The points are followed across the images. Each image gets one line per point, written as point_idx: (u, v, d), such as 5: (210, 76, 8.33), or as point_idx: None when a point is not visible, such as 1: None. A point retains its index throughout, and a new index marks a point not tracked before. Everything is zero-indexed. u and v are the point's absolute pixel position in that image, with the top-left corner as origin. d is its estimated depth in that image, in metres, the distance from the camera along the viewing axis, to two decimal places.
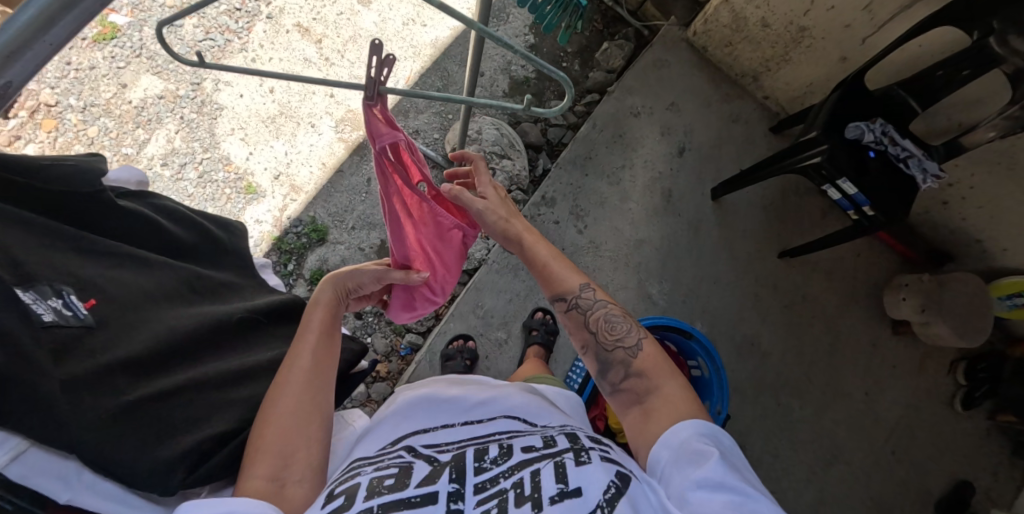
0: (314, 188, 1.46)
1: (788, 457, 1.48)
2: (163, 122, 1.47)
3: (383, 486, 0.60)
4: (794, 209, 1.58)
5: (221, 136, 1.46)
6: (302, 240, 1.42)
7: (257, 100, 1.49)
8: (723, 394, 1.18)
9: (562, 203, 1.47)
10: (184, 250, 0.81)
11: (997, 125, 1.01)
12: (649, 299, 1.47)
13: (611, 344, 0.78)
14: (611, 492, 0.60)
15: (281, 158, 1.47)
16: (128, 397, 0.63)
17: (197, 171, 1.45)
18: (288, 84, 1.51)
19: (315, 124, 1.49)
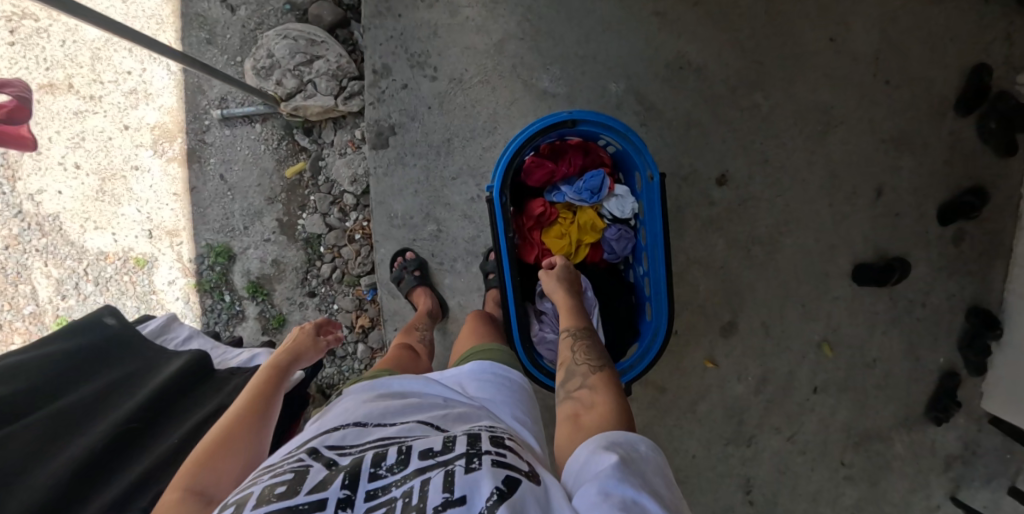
0: (186, 219, 1.34)
1: (779, 157, 1.34)
2: (30, 265, 1.35)
3: (273, 494, 0.54)
4: None
5: (80, 239, 1.34)
6: (217, 269, 1.35)
7: (76, 185, 1.33)
8: (645, 156, 1.04)
9: (397, 63, 1.26)
10: (49, 390, 0.84)
11: None
12: (547, 96, 1.29)
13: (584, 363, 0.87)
14: (494, 500, 0.51)
15: (140, 218, 1.34)
16: None
17: (92, 281, 1.35)
18: (85, 149, 1.33)
19: (139, 164, 1.33)
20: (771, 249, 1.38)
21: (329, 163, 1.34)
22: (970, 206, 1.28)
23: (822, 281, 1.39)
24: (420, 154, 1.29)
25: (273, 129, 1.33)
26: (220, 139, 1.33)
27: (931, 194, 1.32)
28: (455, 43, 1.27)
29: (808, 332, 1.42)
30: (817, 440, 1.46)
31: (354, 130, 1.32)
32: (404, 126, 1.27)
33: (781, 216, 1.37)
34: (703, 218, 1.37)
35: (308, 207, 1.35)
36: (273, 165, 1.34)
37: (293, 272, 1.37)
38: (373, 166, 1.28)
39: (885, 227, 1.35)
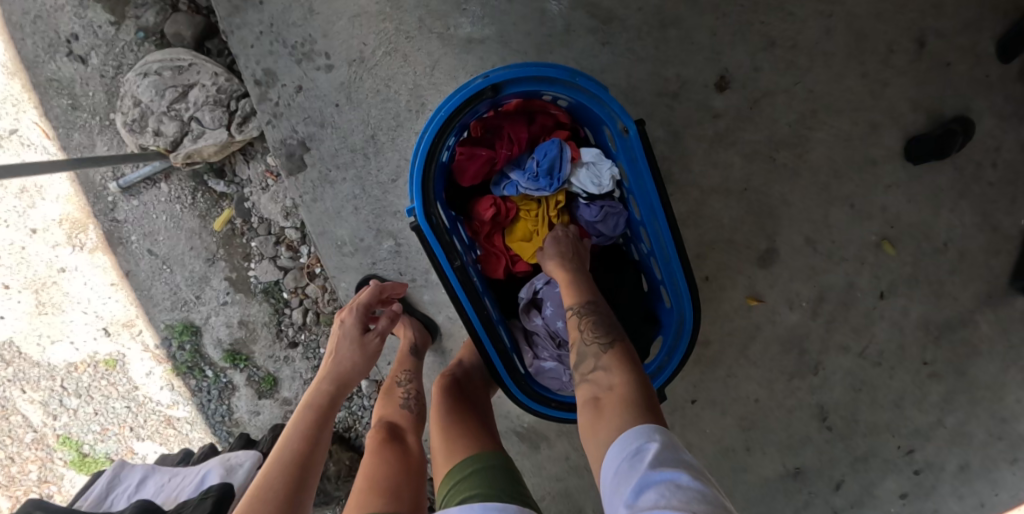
0: (135, 306, 1.20)
1: (784, 31, 1.04)
2: (9, 395, 1.26)
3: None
4: None
5: (43, 356, 1.23)
6: (187, 348, 1.23)
7: (14, 305, 1.20)
8: (610, 104, 0.79)
9: (281, 63, 1.01)
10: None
11: None
12: (476, 46, 1.02)
13: (597, 341, 0.73)
14: None
15: (90, 318, 1.21)
16: None
17: (74, 393, 1.26)
18: (4, 266, 1.18)
19: (63, 265, 1.18)
20: (800, 150, 1.10)
21: (255, 201, 1.14)
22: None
23: (871, 169, 1.12)
24: (346, 164, 1.06)
25: (181, 183, 1.13)
26: (132, 212, 1.15)
27: (984, 25, 1.04)
28: (341, 15, 1.00)
29: (863, 233, 1.16)
30: (892, 347, 1.25)
31: (266, 157, 1.11)
32: (316, 137, 1.04)
33: (804, 106, 1.08)
34: (707, 137, 1.09)
35: (253, 257, 1.18)
36: (196, 223, 1.15)
37: (264, 329, 1.22)
38: (300, 197, 1.07)
39: (935, 82, 1.06)
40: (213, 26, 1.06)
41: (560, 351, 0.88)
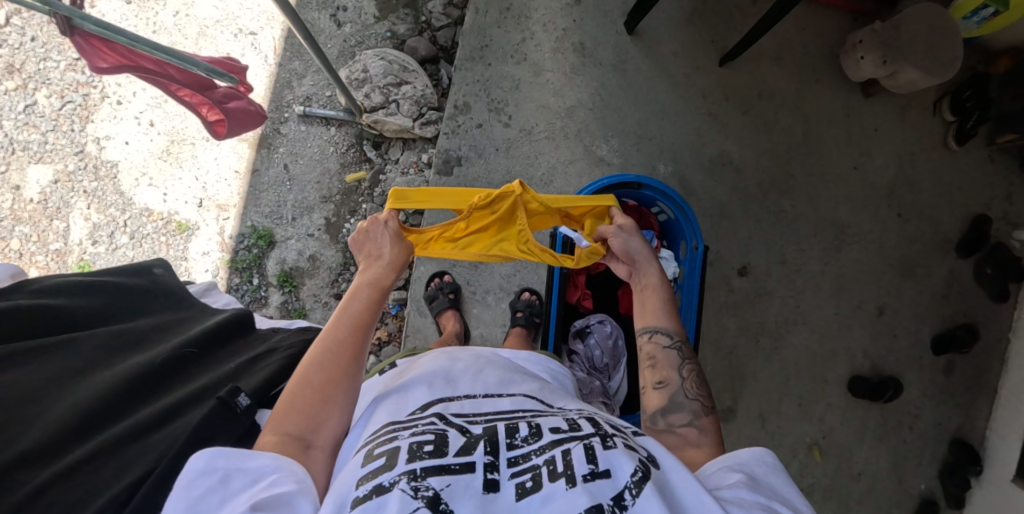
0: (240, 198, 1.39)
1: (795, 258, 1.45)
2: (72, 204, 1.37)
3: (423, 451, 0.61)
4: (720, 8, 1.43)
5: (129, 191, 1.37)
6: (253, 251, 1.39)
7: (144, 141, 1.38)
8: (693, 227, 1.13)
9: (476, 104, 1.38)
10: (99, 312, 0.75)
11: None
12: (603, 162, 1.40)
13: (693, 394, 0.80)
14: (639, 476, 0.61)
15: (196, 186, 1.39)
16: (34, 482, 0.58)
17: (127, 234, 1.37)
18: (165, 110, 1.39)
19: (209, 136, 1.39)
20: (778, 342, 1.46)
21: (389, 178, 1.40)
22: (960, 340, 1.39)
23: (820, 384, 1.45)
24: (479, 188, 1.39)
25: (345, 135, 1.42)
26: (295, 133, 1.41)
27: (923, 320, 1.44)
28: (532, 100, 1.39)
29: (802, 431, 1.45)
30: None
31: (421, 154, 1.42)
32: (469, 160, 1.37)
33: (790, 313, 1.45)
34: (719, 300, 1.44)
35: (358, 214, 1.40)
36: (337, 168, 1.41)
37: (326, 271, 1.38)
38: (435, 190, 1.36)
39: (881, 344, 1.44)
40: (439, 58, 1.45)
41: (589, 370, 1.12)
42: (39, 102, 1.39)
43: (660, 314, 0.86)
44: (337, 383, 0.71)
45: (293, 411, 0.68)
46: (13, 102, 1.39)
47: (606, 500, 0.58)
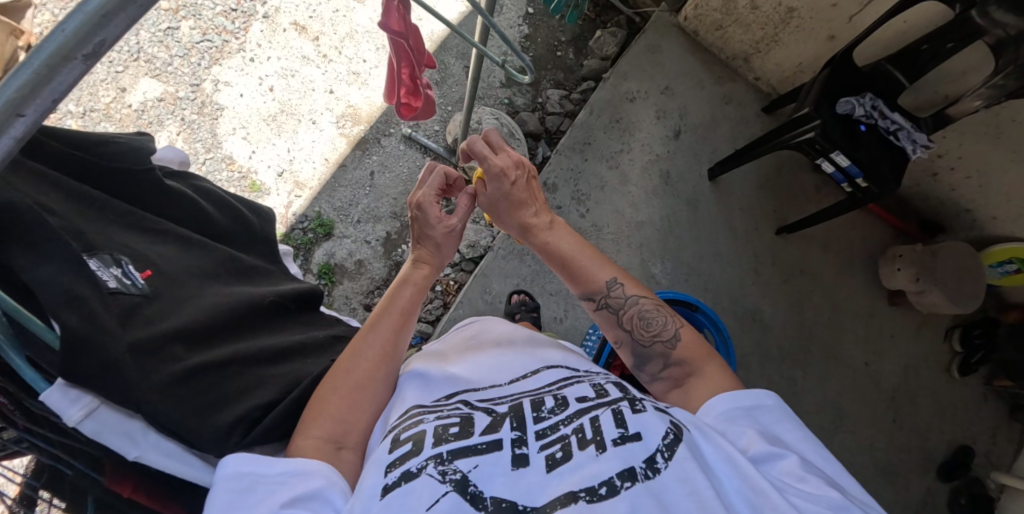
0: (318, 183, 1.61)
1: None
2: (164, 124, 1.62)
3: (449, 434, 0.64)
4: (790, 186, 1.60)
5: (222, 136, 1.62)
6: (309, 235, 1.56)
7: (257, 100, 1.65)
8: (729, 363, 1.23)
9: (564, 188, 1.51)
10: (223, 231, 0.87)
11: (982, 95, 1.19)
12: (653, 279, 1.51)
13: (649, 339, 0.83)
14: (670, 438, 0.62)
15: (285, 156, 1.62)
16: (187, 362, 0.67)
17: (201, 171, 1.59)
18: (287, 83, 1.67)
19: (316, 121, 1.65)
20: None
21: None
22: None
23: None
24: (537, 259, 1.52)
25: None
26: (394, 150, 1.64)
27: None
28: (611, 203, 1.52)
29: None
30: None
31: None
32: None
33: None
34: None
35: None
36: None
37: (368, 280, 1.54)
38: (498, 245, 1.51)
39: None
40: (541, 137, 1.66)
41: None
42: (180, 29, 1.69)
43: (572, 281, 0.87)
44: (364, 391, 0.75)
45: (322, 417, 0.71)
46: (157, 19, 1.68)
47: (638, 462, 0.59)
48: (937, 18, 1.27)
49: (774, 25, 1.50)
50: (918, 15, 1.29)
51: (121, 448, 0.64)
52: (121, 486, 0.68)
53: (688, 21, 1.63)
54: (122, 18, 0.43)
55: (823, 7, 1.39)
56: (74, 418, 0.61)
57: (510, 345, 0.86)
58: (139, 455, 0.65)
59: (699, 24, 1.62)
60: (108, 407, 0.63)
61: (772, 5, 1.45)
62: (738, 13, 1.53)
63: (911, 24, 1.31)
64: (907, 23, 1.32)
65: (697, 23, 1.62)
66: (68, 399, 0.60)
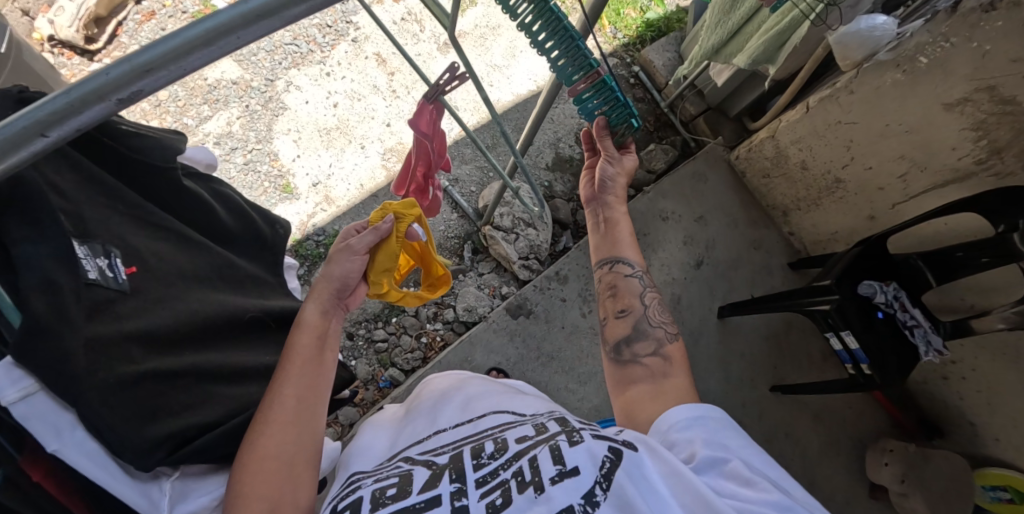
0: (347, 204, 1.63)
1: None
2: (229, 105, 1.67)
3: (387, 496, 0.66)
4: (794, 348, 1.60)
5: (276, 133, 1.66)
6: (320, 249, 1.58)
7: (320, 111, 1.70)
8: None
9: (573, 283, 1.56)
10: (232, 237, 0.83)
11: (1007, 317, 1.16)
12: None
13: (655, 322, 0.91)
14: (606, 467, 0.65)
15: (326, 169, 1.66)
16: (136, 368, 0.59)
17: (245, 158, 1.63)
18: (352, 104, 1.72)
19: (365, 146, 1.69)
20: None
21: (464, 281, 1.63)
22: None
23: None
24: (526, 342, 1.51)
25: (459, 227, 1.67)
26: None
27: None
28: None
29: None
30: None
31: (503, 284, 1.63)
32: (536, 319, 1.53)
33: None
34: None
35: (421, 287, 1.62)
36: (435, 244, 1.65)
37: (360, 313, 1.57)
38: (492, 318, 1.51)
39: None
40: (568, 227, 1.70)
41: None
42: None
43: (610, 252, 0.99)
44: (280, 463, 0.70)
45: (246, 500, 0.67)
46: None
47: (576, 499, 0.63)
48: (978, 231, 1.25)
49: (819, 189, 1.53)
50: (958, 222, 1.29)
51: (42, 436, 0.55)
52: (32, 469, 0.57)
53: (738, 160, 1.69)
54: (164, 75, 0.46)
55: (870, 187, 1.40)
56: (7, 399, 0.53)
57: (454, 394, 0.88)
58: (58, 449, 0.56)
59: (748, 166, 1.68)
60: (49, 394, 0.55)
61: (821, 170, 1.48)
62: (788, 168, 1.57)
63: (948, 229, 1.31)
64: (946, 226, 1.31)
65: (746, 164, 1.69)
66: (6, 377, 0.52)
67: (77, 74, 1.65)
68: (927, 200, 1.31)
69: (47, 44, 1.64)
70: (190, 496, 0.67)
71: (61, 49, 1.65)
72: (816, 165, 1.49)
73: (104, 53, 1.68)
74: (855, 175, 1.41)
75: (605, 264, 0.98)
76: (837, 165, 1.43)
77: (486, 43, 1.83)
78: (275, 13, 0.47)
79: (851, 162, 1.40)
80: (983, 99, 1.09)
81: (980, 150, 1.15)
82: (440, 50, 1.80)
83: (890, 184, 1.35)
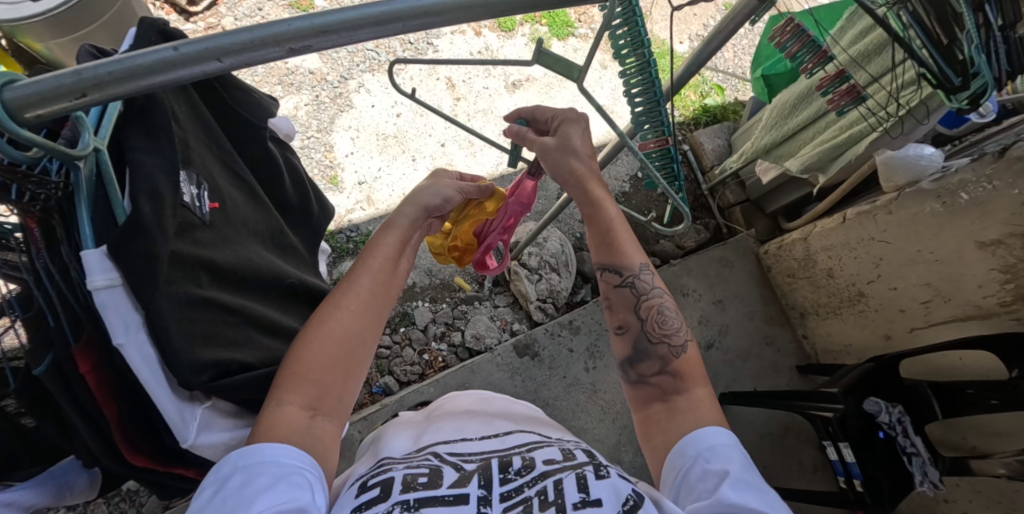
0: (386, 208, 1.69)
1: None
2: (300, 91, 1.76)
3: (418, 483, 0.66)
4: (788, 452, 1.59)
5: (336, 127, 1.74)
6: (350, 245, 1.62)
7: (383, 117, 1.78)
8: None
9: (584, 335, 1.57)
10: (288, 206, 0.88)
11: (1008, 465, 1.15)
12: (617, 464, 1.47)
13: (656, 337, 0.86)
14: (629, 504, 0.64)
15: (374, 172, 1.72)
16: (200, 292, 0.62)
17: (301, 143, 1.70)
18: (413, 118, 1.80)
19: (416, 159, 1.75)
20: None
21: (478, 309, 1.65)
22: None
23: None
24: (526, 383, 1.52)
25: None
26: None
27: None
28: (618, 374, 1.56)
29: None
30: None
31: (515, 320, 1.65)
32: (541, 363, 1.53)
33: None
34: None
35: (435, 304, 1.65)
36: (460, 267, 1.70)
37: None
38: (499, 351, 1.53)
39: None
40: (589, 281, 1.74)
41: None
42: None
43: (605, 253, 0.91)
44: (339, 349, 0.72)
45: (296, 380, 0.68)
46: None
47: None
48: (992, 371, 1.26)
49: (841, 299, 1.54)
50: (974, 358, 1.30)
51: (111, 327, 0.55)
52: (81, 361, 0.57)
53: (767, 255, 1.74)
54: (333, 39, 0.51)
55: (892, 308, 1.41)
56: (94, 283, 0.53)
57: (476, 413, 0.90)
58: (123, 344, 0.55)
59: (775, 262, 1.71)
60: (129, 291, 0.55)
61: (847, 282, 1.50)
62: (814, 273, 1.60)
63: (965, 362, 1.31)
64: (962, 359, 1.32)
65: (773, 260, 1.72)
66: (98, 263, 0.53)
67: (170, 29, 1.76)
68: (946, 331, 1.32)
69: None
70: (215, 428, 0.66)
71: (163, 4, 1.77)
72: (843, 275, 1.51)
73: (198, 17, 1.79)
74: (880, 293, 1.43)
75: (598, 267, 0.92)
76: (863, 279, 1.45)
77: (552, 92, 1.92)
78: (433, 16, 0.52)
79: (877, 279, 1.42)
80: (1016, 244, 1.11)
81: (1006, 293, 1.17)
82: (506, 88, 1.89)
83: (912, 307, 1.37)
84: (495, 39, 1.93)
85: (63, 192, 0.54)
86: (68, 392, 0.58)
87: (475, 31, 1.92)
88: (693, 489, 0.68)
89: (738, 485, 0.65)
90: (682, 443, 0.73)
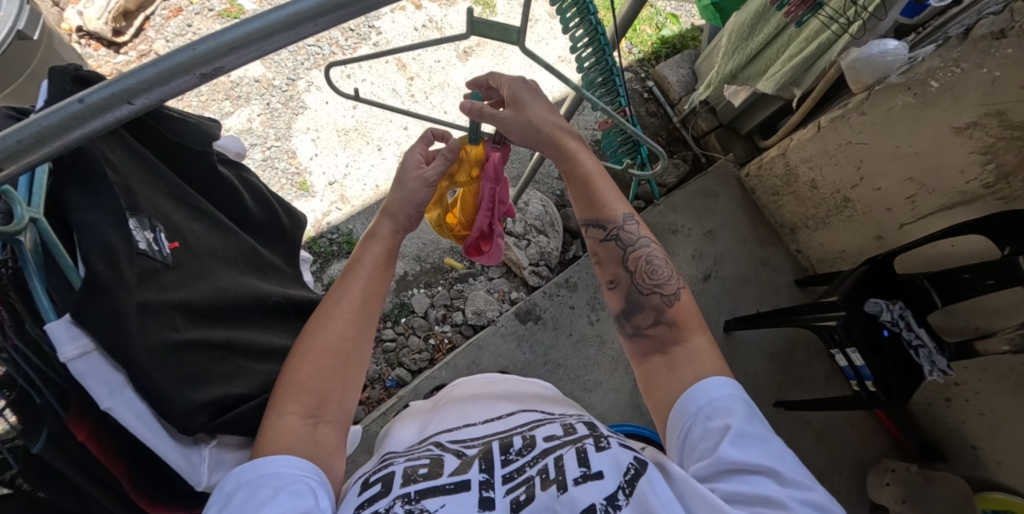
0: (361, 203, 1.66)
1: None
2: (250, 102, 1.71)
3: (418, 475, 0.67)
4: (800, 365, 1.62)
5: (295, 131, 1.69)
6: (333, 247, 1.60)
7: (339, 112, 1.73)
8: None
9: (582, 291, 1.57)
10: (256, 224, 0.86)
11: (1010, 340, 1.18)
12: (638, 408, 1.50)
13: (648, 287, 0.86)
14: (630, 473, 0.64)
15: (342, 169, 1.68)
16: (179, 335, 0.61)
17: (263, 155, 1.66)
18: (371, 107, 1.75)
19: (382, 147, 1.72)
20: None
21: (474, 285, 1.65)
22: None
23: None
24: (534, 348, 1.53)
25: None
26: None
27: None
28: None
29: None
30: None
31: (512, 289, 1.65)
32: (545, 326, 1.54)
33: None
34: None
35: (430, 288, 1.64)
36: (447, 248, 1.69)
37: None
38: (501, 321, 1.53)
39: None
40: (578, 236, 1.74)
41: None
42: None
43: (588, 207, 0.90)
44: (335, 357, 0.74)
45: (295, 390, 0.70)
46: None
47: (599, 499, 0.62)
48: (982, 253, 1.28)
49: (828, 208, 1.54)
50: (966, 243, 1.30)
51: (96, 393, 0.55)
52: (76, 428, 0.58)
53: (749, 177, 1.72)
54: (245, 54, 0.48)
55: (878, 208, 1.42)
56: (66, 354, 0.53)
57: (481, 395, 0.90)
58: (112, 407, 0.56)
59: (758, 183, 1.70)
60: (105, 354, 0.55)
61: (830, 189, 1.50)
62: (797, 187, 1.59)
63: (956, 249, 1.32)
64: (953, 246, 1.33)
65: (756, 182, 1.71)
66: (64, 334, 0.53)
67: (102, 64, 1.68)
68: (934, 222, 1.32)
69: (75, 35, 1.67)
70: (223, 467, 0.67)
71: (88, 40, 1.69)
72: (826, 184, 1.50)
73: (128, 47, 1.72)
74: (865, 195, 1.43)
75: (582, 223, 0.91)
76: (846, 185, 1.45)
77: (505, 53, 1.86)
78: (351, 6, 0.49)
79: (860, 182, 1.41)
80: (992, 124, 1.11)
81: (988, 175, 1.17)
82: (459, 58, 1.84)
83: (898, 204, 1.37)
84: (437, 8, 1.86)
85: (12, 268, 0.54)
86: (72, 460, 0.58)
87: (414, 4, 1.85)
88: (696, 448, 0.69)
89: (739, 443, 0.67)
90: (683, 400, 0.73)
